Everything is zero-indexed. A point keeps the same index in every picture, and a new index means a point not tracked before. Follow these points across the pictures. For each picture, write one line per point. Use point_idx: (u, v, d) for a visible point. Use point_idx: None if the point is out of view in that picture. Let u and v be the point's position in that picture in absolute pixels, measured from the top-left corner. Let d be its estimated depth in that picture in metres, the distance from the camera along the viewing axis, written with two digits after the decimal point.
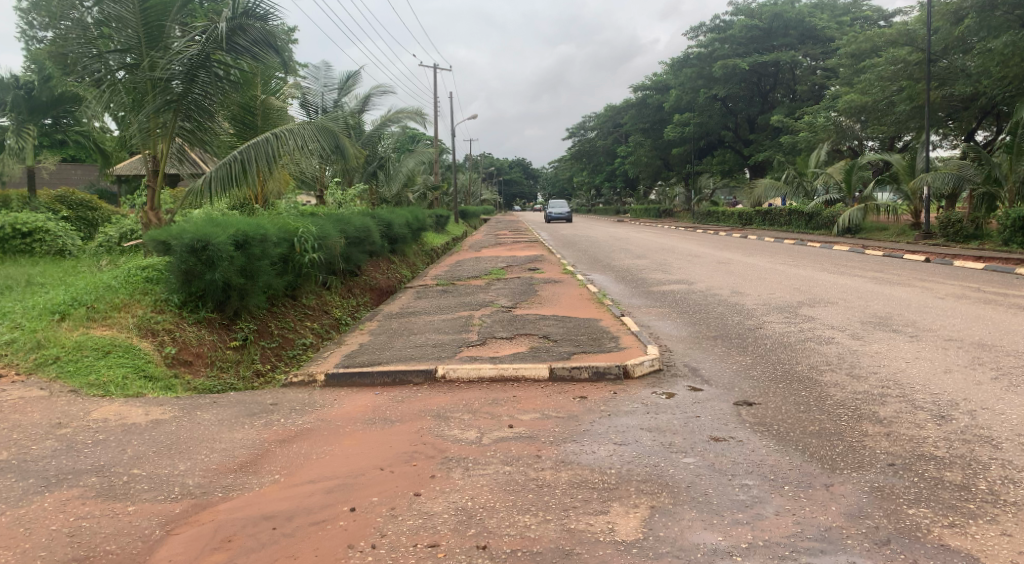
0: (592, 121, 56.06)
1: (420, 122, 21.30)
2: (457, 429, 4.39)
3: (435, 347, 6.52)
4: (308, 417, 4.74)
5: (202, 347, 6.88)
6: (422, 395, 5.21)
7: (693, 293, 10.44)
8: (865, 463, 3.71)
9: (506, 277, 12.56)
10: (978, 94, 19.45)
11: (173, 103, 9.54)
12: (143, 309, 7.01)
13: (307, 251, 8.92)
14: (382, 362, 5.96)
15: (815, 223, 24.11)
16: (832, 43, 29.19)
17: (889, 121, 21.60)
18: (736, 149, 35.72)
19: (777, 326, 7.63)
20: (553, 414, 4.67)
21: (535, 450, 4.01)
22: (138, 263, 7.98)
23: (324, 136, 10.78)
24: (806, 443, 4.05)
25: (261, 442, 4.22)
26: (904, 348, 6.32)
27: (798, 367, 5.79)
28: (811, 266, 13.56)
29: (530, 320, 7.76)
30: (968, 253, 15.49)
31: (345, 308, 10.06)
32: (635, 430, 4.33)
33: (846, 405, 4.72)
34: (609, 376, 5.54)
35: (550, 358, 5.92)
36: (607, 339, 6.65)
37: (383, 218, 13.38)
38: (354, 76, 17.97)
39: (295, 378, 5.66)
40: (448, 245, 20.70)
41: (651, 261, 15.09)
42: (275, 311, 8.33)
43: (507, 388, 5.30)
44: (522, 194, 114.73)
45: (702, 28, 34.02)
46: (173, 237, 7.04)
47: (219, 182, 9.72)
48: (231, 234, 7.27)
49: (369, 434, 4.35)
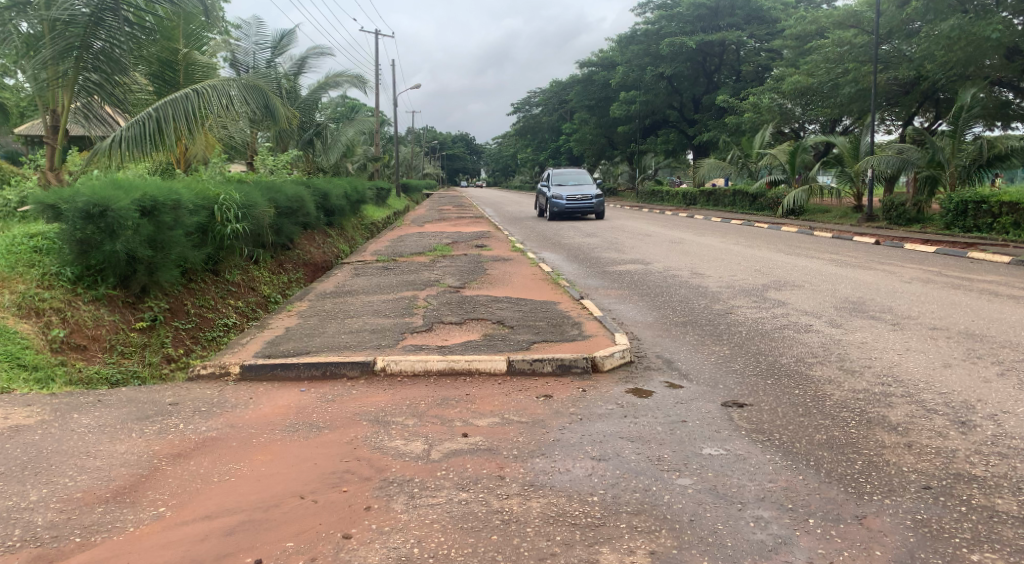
0: (537, 97, 55.54)
1: (361, 89, 20.13)
2: (399, 440, 3.58)
3: (374, 334, 5.65)
4: (215, 423, 3.85)
5: (99, 329, 5.88)
6: (358, 393, 4.39)
7: (651, 274, 9.83)
8: (896, 486, 3.08)
9: (452, 253, 11.72)
10: (921, 80, 19.37)
11: (75, 49, 8.28)
12: (27, 285, 5.92)
13: (229, 220, 7.89)
14: (310, 352, 5.08)
15: (759, 205, 23.98)
16: (778, 24, 29.13)
17: (833, 104, 21.30)
18: (680, 129, 35.43)
19: (748, 311, 7.07)
20: (516, 418, 3.91)
21: (497, 468, 3.26)
22: (25, 230, 6.83)
23: (251, 95, 9.66)
24: (818, 457, 3.41)
25: (149, 458, 3.33)
26: (890, 338, 5.78)
27: (782, 359, 5.22)
28: (766, 248, 13.15)
29: (481, 302, 7.00)
30: (914, 236, 15.37)
31: (274, 285, 9.10)
32: (614, 440, 3.61)
33: (849, 407, 4.12)
34: (576, 370, 4.83)
35: (508, 348, 5.15)
36: (569, 326, 5.93)
37: (318, 189, 12.33)
38: (288, 35, 16.71)
39: (204, 370, 4.73)
40: (388, 219, 19.56)
41: (602, 240, 14.45)
42: (192, 287, 7.27)
43: (460, 384, 4.54)
44: (465, 169, 113.70)
45: (650, 5, 33.44)
46: (64, 200, 5.96)
47: (131, 142, 8.55)
48: (135, 199, 6.23)
49: (290, 444, 3.53)
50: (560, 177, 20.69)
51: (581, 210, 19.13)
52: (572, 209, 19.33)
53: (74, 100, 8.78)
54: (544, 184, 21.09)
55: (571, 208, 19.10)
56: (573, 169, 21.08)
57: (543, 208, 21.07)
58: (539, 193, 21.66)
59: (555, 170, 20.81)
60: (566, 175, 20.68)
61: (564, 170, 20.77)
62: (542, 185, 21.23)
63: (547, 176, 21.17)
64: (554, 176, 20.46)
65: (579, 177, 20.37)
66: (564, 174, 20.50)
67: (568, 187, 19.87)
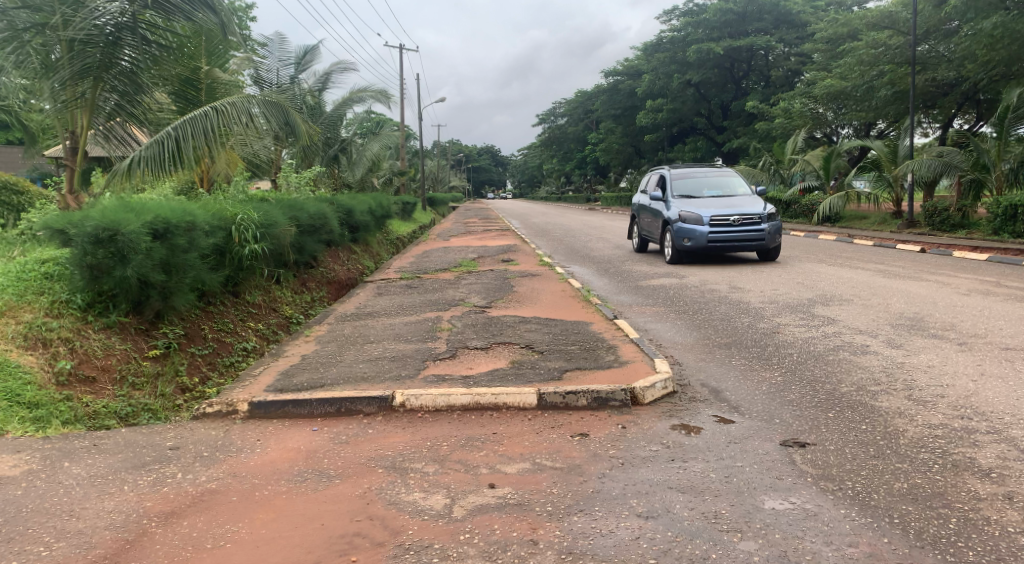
0: (562, 107, 55.16)
1: (385, 103, 19.91)
2: (418, 492, 3.19)
3: (393, 363, 5.25)
4: (216, 472, 3.48)
5: (110, 359, 5.55)
6: (375, 433, 3.99)
7: (687, 289, 9.33)
8: (1004, 555, 2.61)
9: (478, 269, 11.33)
10: (962, 80, 18.59)
11: (95, 69, 8.04)
12: (35, 313, 5.62)
13: (248, 240, 7.60)
14: (325, 385, 4.69)
15: (792, 213, 22.94)
16: (808, 28, 28.39)
17: (868, 107, 20.56)
18: (709, 136, 34.74)
19: (796, 330, 6.56)
20: (549, 463, 3.48)
21: (529, 528, 2.86)
22: (37, 256, 6.56)
23: (272, 111, 9.43)
24: (901, 511, 2.94)
25: (141, 517, 2.98)
26: (960, 361, 5.24)
27: (840, 387, 4.72)
28: (805, 258, 12.54)
29: (509, 324, 6.57)
30: (961, 242, 14.63)
31: (297, 305, 8.80)
32: (662, 492, 3.17)
33: (928, 446, 3.62)
34: (613, 403, 4.38)
35: (538, 379, 4.72)
36: (604, 351, 5.48)
37: (342, 205, 12.05)
38: (311, 51, 16.57)
39: (211, 407, 4.37)
40: (414, 233, 19.28)
41: (632, 252, 13.97)
42: (209, 311, 6.98)
43: (486, 421, 4.12)
44: (491, 181, 113.69)
45: (676, 12, 32.93)
46: (73, 224, 5.68)
47: (151, 162, 8.32)
48: (147, 221, 5.94)
49: (297, 498, 3.15)
50: (683, 184, 12.32)
51: (740, 243, 10.83)
52: (722, 240, 11.00)
53: (94, 121, 8.54)
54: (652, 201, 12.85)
55: (725, 241, 10.79)
56: (705, 169, 12.61)
57: (651, 237, 12.83)
58: (641, 215, 13.53)
59: (673, 174, 12.53)
60: (695, 180, 12.24)
61: (687, 173, 12.47)
62: (648, 202, 13.04)
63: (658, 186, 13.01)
64: (675, 185, 12.18)
65: (719, 183, 11.97)
66: (695, 180, 12.13)
67: (708, 202, 11.50)
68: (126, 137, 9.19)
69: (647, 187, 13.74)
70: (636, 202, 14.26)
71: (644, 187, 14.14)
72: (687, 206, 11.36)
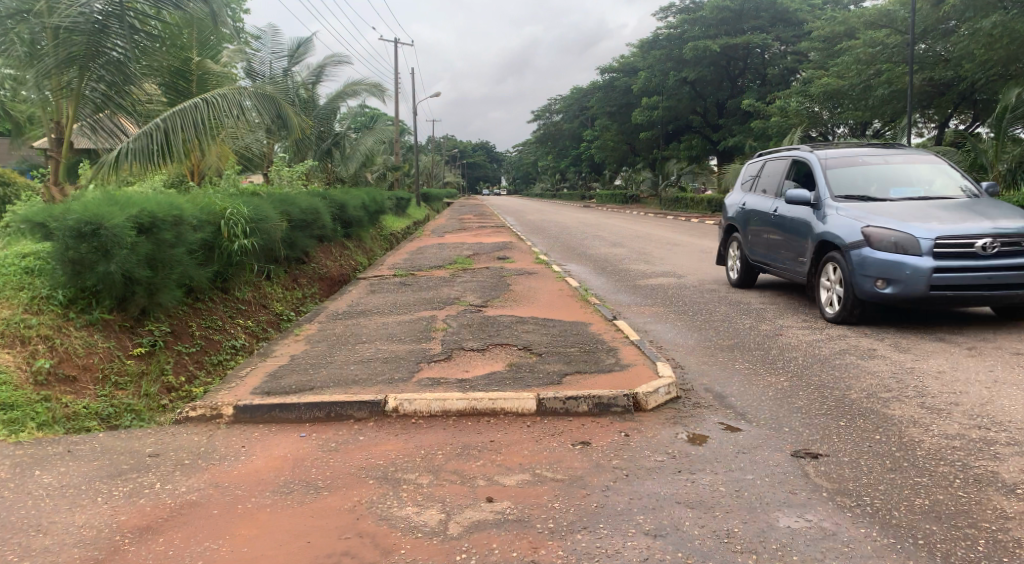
0: (558, 104, 54.88)
1: (380, 97, 19.66)
2: (411, 505, 3.01)
3: (386, 364, 5.05)
4: (197, 482, 3.27)
5: (92, 358, 5.31)
6: (365, 439, 3.81)
7: (686, 289, 9.16)
8: None
9: (473, 266, 11.12)
10: (959, 80, 18.45)
11: (81, 59, 7.75)
12: (14, 310, 5.36)
13: (237, 236, 7.38)
14: (315, 388, 4.50)
15: None
16: (804, 27, 28.25)
17: (865, 106, 20.41)
18: (705, 134, 34.50)
19: (800, 332, 6.38)
20: (550, 475, 3.29)
21: (530, 547, 2.69)
22: (18, 251, 6.30)
23: (263, 102, 9.20)
24: (924, 530, 2.78)
25: (115, 536, 2.77)
26: (971, 367, 5.08)
27: (849, 393, 4.54)
28: None
29: (505, 324, 6.37)
30: None
31: (288, 302, 8.58)
32: (670, 507, 3.00)
33: (947, 458, 3.46)
34: (615, 409, 4.20)
35: (536, 383, 4.53)
36: (604, 353, 5.30)
37: (335, 199, 11.83)
38: (304, 43, 16.31)
39: (194, 411, 4.18)
40: (408, 229, 19.05)
41: (629, 251, 13.79)
42: (197, 308, 6.74)
43: (483, 428, 3.93)
44: (485, 177, 113.25)
45: (672, 9, 32.75)
46: (53, 218, 5.45)
47: (137, 155, 8.06)
48: (131, 215, 5.71)
49: (283, 512, 2.96)
50: (841, 173, 7.06)
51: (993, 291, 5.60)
52: None
53: (80, 112, 8.27)
54: (779, 210, 7.63)
55: (958, 286, 5.55)
56: (875, 149, 7.29)
57: (778, 269, 7.60)
58: (750, 227, 8.34)
59: (821, 158, 7.27)
60: (863, 167, 6.97)
61: (847, 157, 7.17)
62: (771, 208, 7.85)
63: (785, 183, 7.79)
64: (830, 177, 6.94)
65: (912, 175, 6.72)
66: (868, 169, 6.82)
67: (912, 205, 6.18)
68: (113, 128, 8.92)
69: (756, 185, 8.61)
70: (733, 211, 9.14)
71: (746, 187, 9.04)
72: (876, 216, 6.08)
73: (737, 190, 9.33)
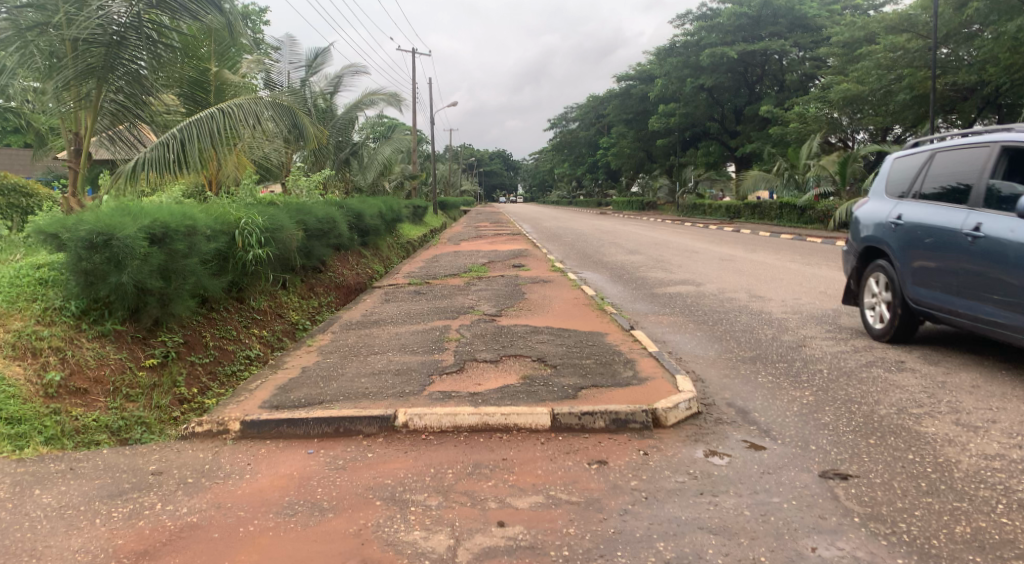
0: (574, 112, 54.78)
1: (397, 106, 19.64)
2: (419, 531, 2.89)
3: (396, 377, 4.93)
4: (199, 503, 3.18)
5: (103, 370, 5.18)
6: (374, 456, 3.68)
7: (705, 297, 8.97)
8: None
9: (488, 275, 11.00)
10: (984, 85, 18.05)
11: (99, 70, 7.66)
12: (25, 321, 5.26)
13: (251, 246, 7.30)
14: (324, 401, 4.38)
15: (808, 218, 22.51)
16: (823, 32, 27.92)
17: (887, 111, 20.07)
18: (722, 140, 34.18)
19: (825, 343, 6.18)
20: (565, 497, 3.16)
21: None
22: (32, 262, 6.20)
23: (279, 111, 9.17)
24: None
25: None
26: (1004, 381, 4.87)
27: (879, 408, 4.34)
28: (826, 265, 12.12)
29: (520, 335, 6.23)
30: None
31: (303, 311, 8.50)
32: (691, 533, 2.88)
33: (987, 482, 3.27)
34: (633, 425, 4.05)
35: (551, 397, 4.38)
36: (621, 365, 5.14)
37: (351, 208, 11.77)
38: (321, 53, 16.31)
39: (200, 426, 4.07)
40: (424, 238, 18.99)
41: (646, 258, 13.61)
42: (211, 318, 6.65)
43: (496, 445, 3.79)
44: (502, 185, 113.38)
45: (689, 15, 32.56)
46: (65, 229, 5.36)
47: (154, 165, 8.01)
48: (144, 225, 5.63)
49: (286, 538, 2.85)
50: None
51: None
52: None
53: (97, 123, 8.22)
54: (985, 230, 4.72)
55: None
56: None
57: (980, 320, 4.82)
58: (906, 248, 5.49)
59: None
60: None
61: None
62: (962, 226, 4.93)
63: (987, 186, 4.94)
64: None
65: None
66: None
67: None
68: (131, 139, 8.87)
69: (918, 186, 5.62)
70: (861, 227, 6.15)
71: (887, 193, 6.02)
72: None
73: (865, 196, 6.32)
